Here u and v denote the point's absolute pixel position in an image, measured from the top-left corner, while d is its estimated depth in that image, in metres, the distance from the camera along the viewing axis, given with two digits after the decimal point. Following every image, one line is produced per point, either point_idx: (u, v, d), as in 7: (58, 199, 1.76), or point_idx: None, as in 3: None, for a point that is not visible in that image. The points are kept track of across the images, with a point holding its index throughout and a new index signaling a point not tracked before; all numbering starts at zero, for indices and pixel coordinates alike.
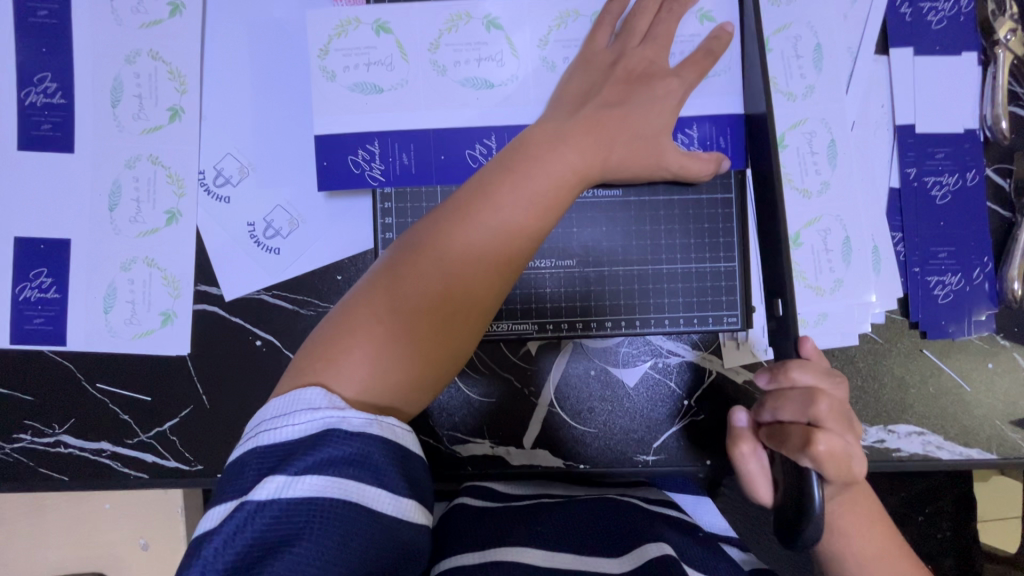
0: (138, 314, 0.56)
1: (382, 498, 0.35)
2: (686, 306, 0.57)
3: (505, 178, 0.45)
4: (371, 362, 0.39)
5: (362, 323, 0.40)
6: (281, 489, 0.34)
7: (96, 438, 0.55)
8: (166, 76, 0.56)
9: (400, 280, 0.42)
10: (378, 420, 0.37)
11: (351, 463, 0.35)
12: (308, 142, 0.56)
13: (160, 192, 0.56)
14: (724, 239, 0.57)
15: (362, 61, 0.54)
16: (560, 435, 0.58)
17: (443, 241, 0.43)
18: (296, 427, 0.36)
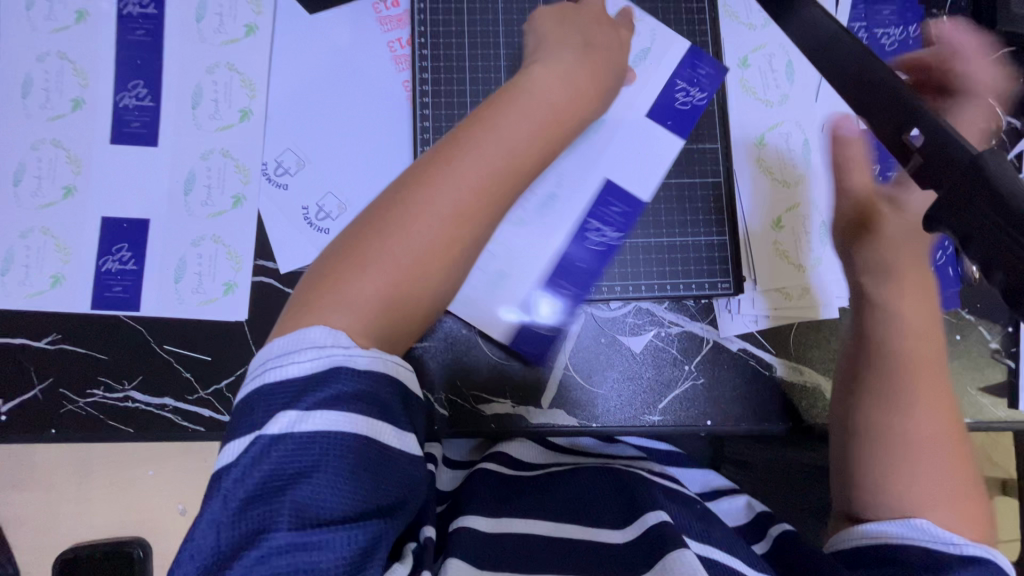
0: (204, 284, 0.63)
1: (386, 431, 0.42)
2: (684, 275, 0.66)
3: (487, 122, 0.51)
4: (363, 305, 0.45)
5: (352, 269, 0.46)
6: (294, 424, 0.40)
7: (160, 394, 0.62)
8: (239, 84, 0.66)
9: (384, 230, 0.47)
10: (380, 358, 0.44)
11: (357, 399, 0.41)
12: (359, 139, 0.67)
13: (229, 180, 0.65)
14: (715, 218, 0.67)
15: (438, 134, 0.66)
16: (574, 396, 0.65)
17: (422, 195, 0.48)
18: (303, 364, 0.42)
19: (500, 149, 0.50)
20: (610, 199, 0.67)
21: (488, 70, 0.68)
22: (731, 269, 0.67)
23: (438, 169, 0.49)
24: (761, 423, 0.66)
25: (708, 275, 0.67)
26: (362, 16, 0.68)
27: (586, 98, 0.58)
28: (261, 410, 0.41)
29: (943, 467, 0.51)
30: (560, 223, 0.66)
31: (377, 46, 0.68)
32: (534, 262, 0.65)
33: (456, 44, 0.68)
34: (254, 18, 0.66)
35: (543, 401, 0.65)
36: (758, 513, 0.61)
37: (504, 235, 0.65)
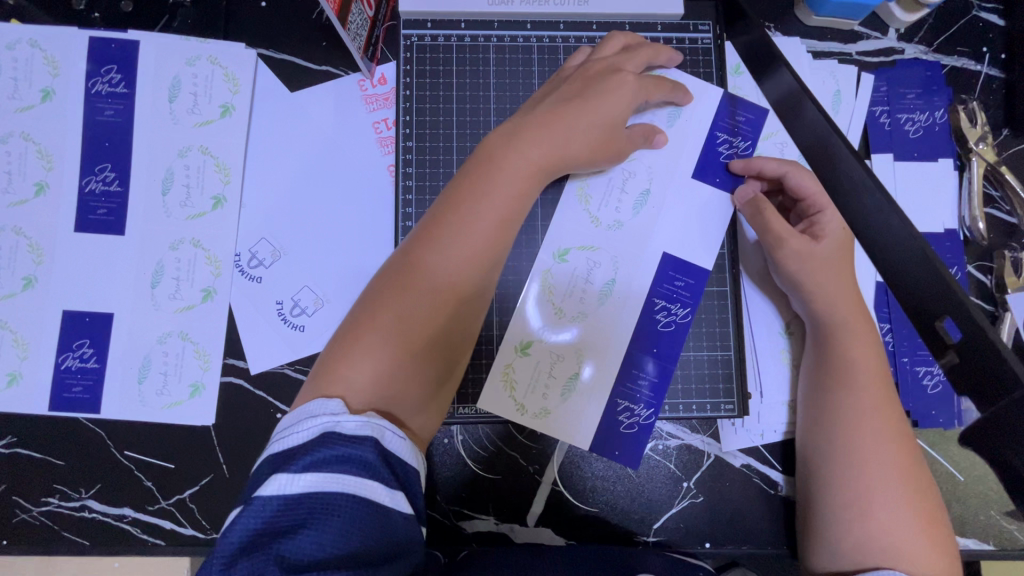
0: (169, 385, 0.59)
1: (381, 492, 0.38)
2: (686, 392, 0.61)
3: (463, 185, 0.51)
4: (376, 368, 0.44)
5: (363, 331, 0.46)
6: (283, 487, 0.37)
7: (119, 503, 0.58)
8: (213, 168, 0.62)
9: (391, 288, 0.47)
10: (371, 423, 0.40)
11: (350, 460, 0.38)
12: (339, 229, 0.62)
13: (199, 272, 0.61)
14: (720, 329, 0.62)
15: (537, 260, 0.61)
16: (563, 513, 0.60)
17: (422, 250, 0.49)
18: (301, 432, 0.40)
19: (495, 194, 0.51)
20: (676, 274, 0.62)
21: None
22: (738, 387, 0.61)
23: (437, 219, 0.50)
24: (765, 546, 0.61)
25: (711, 394, 0.61)
26: (346, 97, 0.63)
27: (580, 143, 0.56)
28: (259, 474, 0.39)
29: (905, 512, 0.50)
30: (625, 314, 0.61)
31: (359, 127, 0.63)
32: (606, 350, 0.60)
33: (444, 131, 0.63)
34: (230, 97, 0.62)
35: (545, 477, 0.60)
36: None
37: (570, 335, 0.60)
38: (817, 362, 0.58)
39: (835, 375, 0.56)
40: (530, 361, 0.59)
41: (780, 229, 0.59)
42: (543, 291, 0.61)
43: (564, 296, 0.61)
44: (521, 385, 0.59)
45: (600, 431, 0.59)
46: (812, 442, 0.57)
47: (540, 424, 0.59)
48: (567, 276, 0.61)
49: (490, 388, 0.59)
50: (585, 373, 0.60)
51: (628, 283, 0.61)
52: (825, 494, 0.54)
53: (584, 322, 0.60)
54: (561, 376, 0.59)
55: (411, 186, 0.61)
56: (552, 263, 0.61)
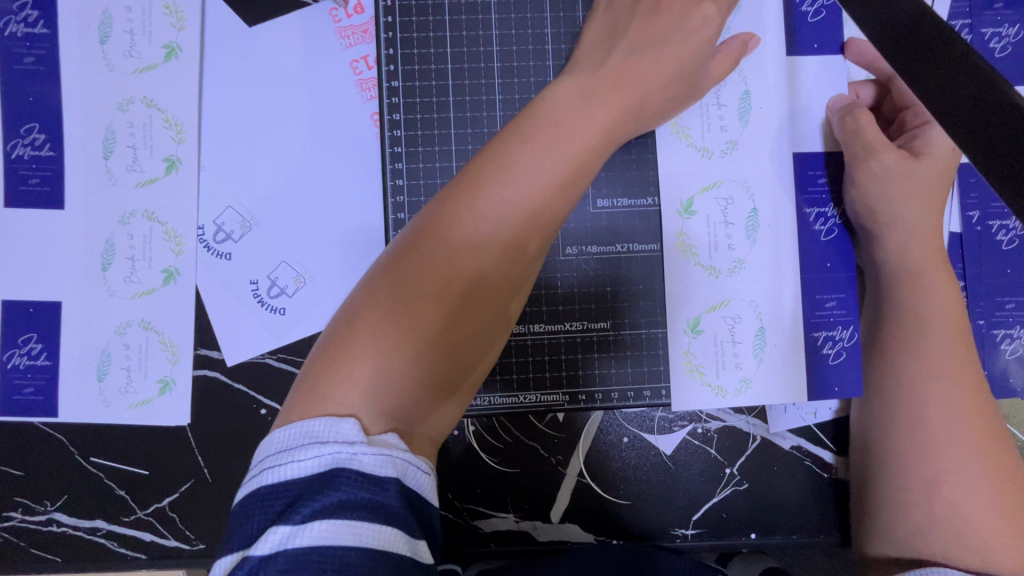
0: (134, 381, 0.52)
1: (399, 541, 0.34)
2: (732, 354, 0.51)
3: (507, 155, 0.42)
4: (384, 371, 0.38)
5: (376, 316, 0.40)
6: (287, 539, 0.33)
7: (90, 515, 0.51)
8: (162, 124, 0.52)
9: (410, 272, 0.40)
10: (390, 457, 0.36)
11: (364, 506, 0.34)
12: (319, 193, 0.52)
13: (156, 249, 0.52)
14: (770, 281, 0.51)
15: (719, 221, 0.51)
16: (591, 510, 0.53)
17: (450, 230, 0.41)
18: (304, 463, 0.35)
19: (540, 168, 0.42)
20: (816, 171, 0.51)
21: (478, 105, 0.52)
22: (852, 316, 0.52)
23: (471, 191, 0.42)
24: (820, 535, 0.53)
25: (822, 326, 0.52)
26: (315, 29, 0.52)
27: (649, 112, 0.47)
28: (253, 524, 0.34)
29: (993, 500, 0.42)
30: (784, 240, 0.51)
31: (334, 67, 0.52)
32: (773, 279, 0.51)
33: (436, 67, 0.52)
34: (175, 36, 0.52)
35: (676, 407, 0.51)
36: None
37: (738, 292, 0.51)
38: (880, 323, 0.49)
39: (905, 332, 0.47)
40: (706, 338, 0.51)
41: (878, 137, 0.48)
42: (683, 254, 0.51)
43: (712, 250, 0.51)
44: (708, 363, 0.51)
45: (809, 381, 0.52)
46: (872, 418, 0.49)
47: (755, 394, 0.52)
48: (703, 230, 0.51)
49: (677, 375, 0.51)
50: (772, 322, 0.51)
51: (772, 210, 0.51)
52: (893, 476, 0.46)
53: (766, 267, 0.51)
54: (747, 336, 0.51)
55: (399, 136, 0.51)
56: (681, 222, 0.51)
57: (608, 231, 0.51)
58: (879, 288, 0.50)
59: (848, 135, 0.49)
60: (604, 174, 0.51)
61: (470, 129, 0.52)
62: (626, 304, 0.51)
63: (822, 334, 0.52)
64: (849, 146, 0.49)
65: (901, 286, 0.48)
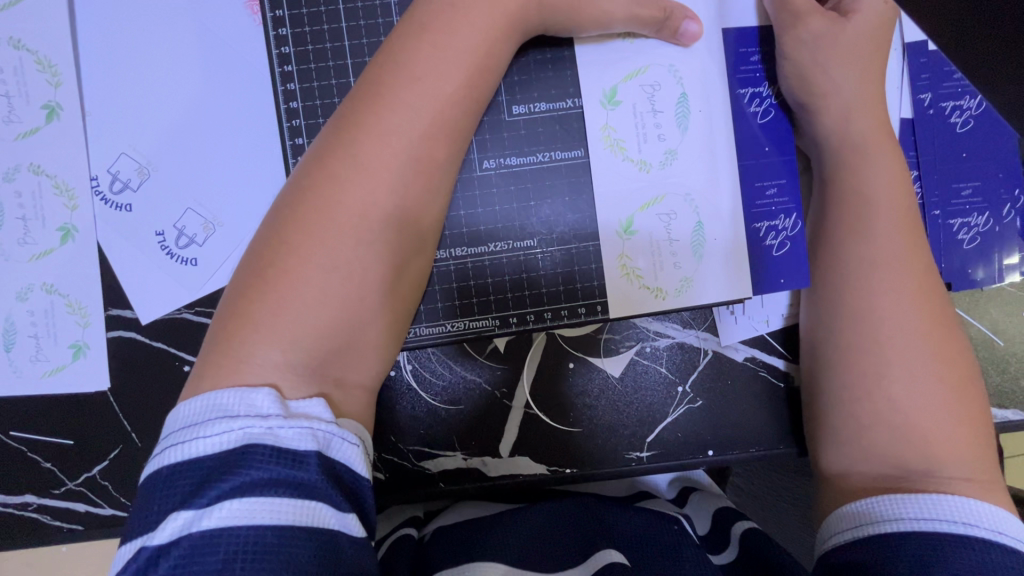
0: (44, 349, 0.49)
1: (327, 517, 0.30)
2: (671, 255, 0.48)
3: (403, 56, 0.39)
4: (302, 298, 0.35)
5: (287, 246, 0.36)
6: (190, 524, 0.29)
7: (18, 491, 0.49)
8: (34, 67, 0.47)
9: (319, 193, 0.37)
10: (312, 429, 0.32)
11: (283, 484, 0.30)
12: (216, 129, 0.48)
13: (49, 206, 0.48)
14: (707, 173, 0.48)
15: (647, 115, 0.47)
16: (540, 440, 0.51)
17: (356, 142, 0.38)
18: (210, 440, 0.31)
19: (445, 64, 0.39)
20: (748, 48, 0.48)
21: (374, 12, 0.47)
22: (794, 203, 0.48)
23: (372, 98, 0.38)
24: (780, 448, 0.51)
25: (763, 217, 0.48)
26: None
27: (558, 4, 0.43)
28: (153, 508, 0.30)
29: (937, 393, 0.41)
30: (717, 126, 0.48)
31: None
32: (712, 174, 0.48)
33: None
34: None
35: (613, 314, 0.49)
36: (739, 541, 0.47)
37: (671, 186, 0.48)
38: (825, 217, 0.47)
39: (846, 219, 0.45)
40: (641, 239, 0.48)
41: (806, 5, 0.46)
42: (612, 153, 0.48)
43: (640, 142, 0.48)
44: (648, 266, 0.48)
45: (753, 275, 0.48)
46: (816, 315, 0.46)
47: (698, 294, 0.49)
48: (629, 120, 0.47)
49: (615, 282, 0.49)
50: (709, 216, 0.48)
51: (703, 93, 0.47)
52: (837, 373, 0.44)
53: (701, 156, 0.48)
54: (683, 233, 0.48)
55: (289, 53, 0.47)
56: (605, 114, 0.47)
57: (527, 139, 0.48)
58: (824, 176, 0.47)
59: (777, 7, 0.46)
60: (520, 79, 0.47)
61: (369, 41, 0.47)
62: (554, 219, 0.48)
63: (763, 225, 0.48)
64: (777, 17, 0.46)
65: (843, 173, 0.45)
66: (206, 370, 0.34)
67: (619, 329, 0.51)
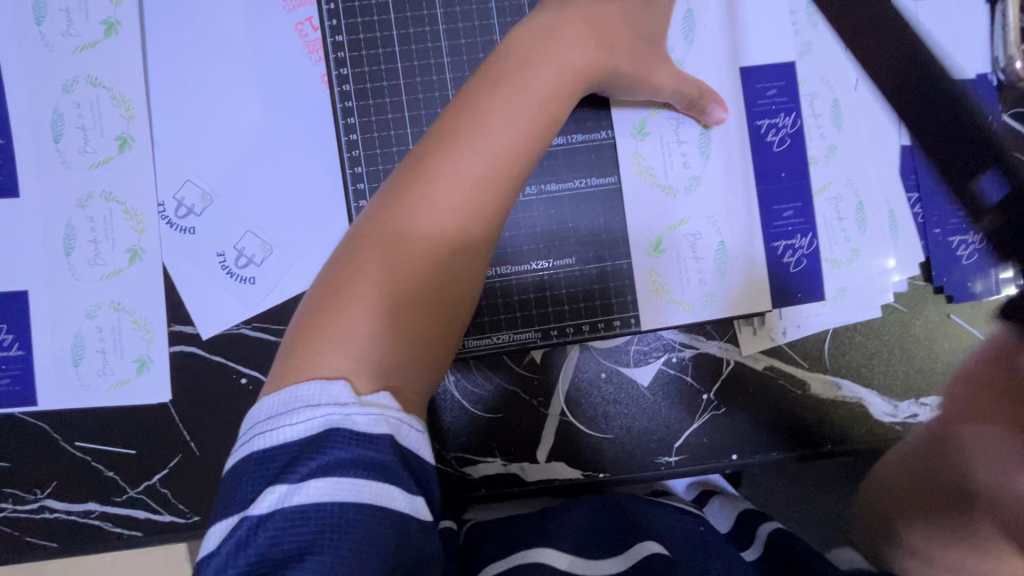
0: (110, 363, 0.52)
1: (399, 498, 0.34)
2: (699, 271, 0.53)
3: (485, 96, 0.43)
4: (377, 317, 0.39)
5: (364, 268, 0.40)
6: (282, 499, 0.33)
7: (81, 499, 0.52)
8: (109, 102, 0.51)
9: (401, 214, 0.41)
10: (383, 416, 0.35)
11: (361, 466, 0.34)
12: (275, 159, 0.52)
13: (118, 229, 0.51)
14: (728, 197, 0.52)
15: (676, 145, 0.52)
16: (576, 445, 0.54)
17: (438, 171, 0.41)
18: (296, 427, 0.35)
19: (521, 104, 0.43)
20: (762, 86, 0.53)
21: (424, 54, 0.52)
22: (807, 223, 0.54)
23: (455, 131, 0.42)
24: (802, 451, 0.55)
25: (782, 236, 0.53)
26: None
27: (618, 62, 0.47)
28: (245, 487, 0.34)
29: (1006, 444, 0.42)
30: (737, 154, 0.53)
31: (278, 28, 0.52)
32: (733, 196, 0.53)
33: (380, 20, 0.52)
34: (113, 11, 0.51)
35: (645, 325, 0.53)
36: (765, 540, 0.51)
37: (697, 209, 0.52)
38: None
39: None
40: (670, 256, 0.52)
41: None
42: (642, 179, 0.52)
43: (667, 170, 0.52)
44: (676, 280, 0.53)
45: (773, 288, 0.53)
46: None
47: (722, 307, 0.53)
48: (656, 150, 0.52)
49: (648, 297, 0.53)
50: (732, 235, 0.53)
51: (724, 126, 0.52)
52: None
53: (722, 181, 0.52)
54: (708, 251, 0.52)
55: (348, 91, 0.52)
56: (635, 144, 0.52)
57: (564, 168, 0.52)
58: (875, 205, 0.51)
59: None
60: None
61: (419, 80, 0.52)
62: (589, 239, 0.52)
63: (781, 244, 0.54)
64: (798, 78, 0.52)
65: None
66: (293, 372, 0.37)
67: (648, 341, 0.54)
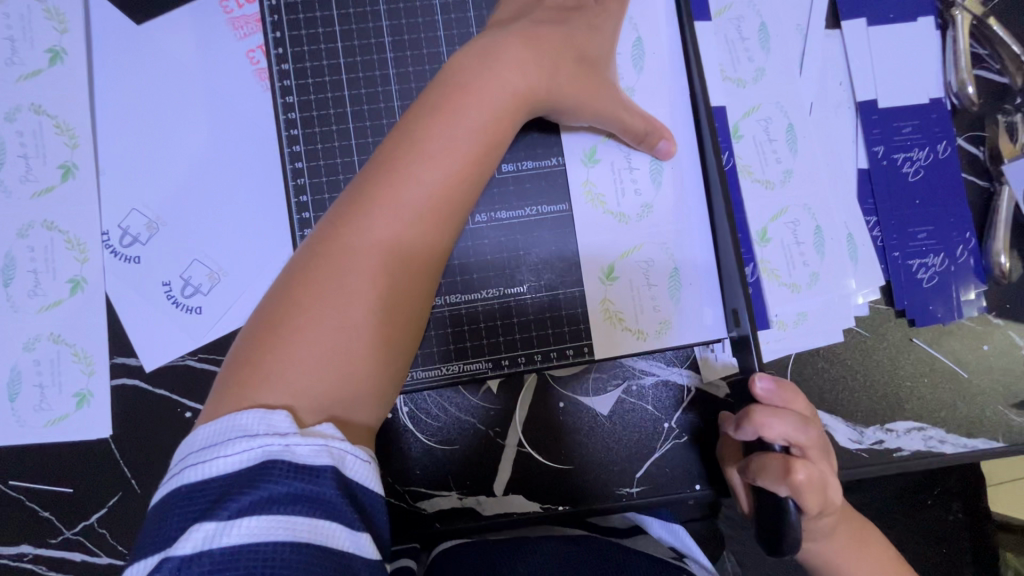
0: (48, 398, 0.50)
1: (341, 535, 0.32)
2: (652, 299, 0.51)
3: (427, 124, 0.42)
4: (314, 351, 0.38)
5: (300, 302, 0.38)
6: (211, 536, 0.30)
7: (15, 542, 0.49)
8: (52, 130, 0.50)
9: (340, 246, 0.40)
10: (328, 447, 0.34)
11: (300, 500, 0.32)
12: (224, 186, 0.51)
13: (60, 259, 0.50)
14: (681, 223, 0.52)
15: (625, 173, 0.52)
16: (535, 477, 0.53)
17: (379, 199, 0.40)
18: (232, 458, 0.33)
19: (462, 133, 0.43)
20: None
21: (373, 81, 0.51)
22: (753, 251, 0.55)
23: (395, 160, 0.41)
24: None
25: None
26: (204, 22, 0.52)
27: (560, 88, 0.47)
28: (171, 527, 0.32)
29: None
30: (689, 180, 0.52)
31: (227, 55, 0.52)
32: (687, 222, 0.52)
33: (327, 47, 0.50)
34: (58, 39, 0.51)
35: (599, 355, 0.51)
36: None
37: (648, 236, 0.52)
38: None
39: None
40: (622, 284, 0.51)
41: None
42: (593, 206, 0.51)
43: (618, 198, 0.52)
44: (629, 308, 0.51)
45: None
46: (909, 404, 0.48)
47: (678, 335, 0.52)
48: (607, 177, 0.52)
49: (600, 326, 0.51)
50: (685, 262, 0.51)
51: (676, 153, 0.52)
52: None
53: (675, 207, 0.52)
54: (661, 278, 0.51)
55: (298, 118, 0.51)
56: (586, 171, 0.52)
57: (516, 195, 0.51)
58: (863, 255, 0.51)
59: None
60: None
61: (367, 107, 0.51)
62: (541, 266, 0.51)
63: None
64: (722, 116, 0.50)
65: None
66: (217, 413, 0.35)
67: (605, 369, 0.53)
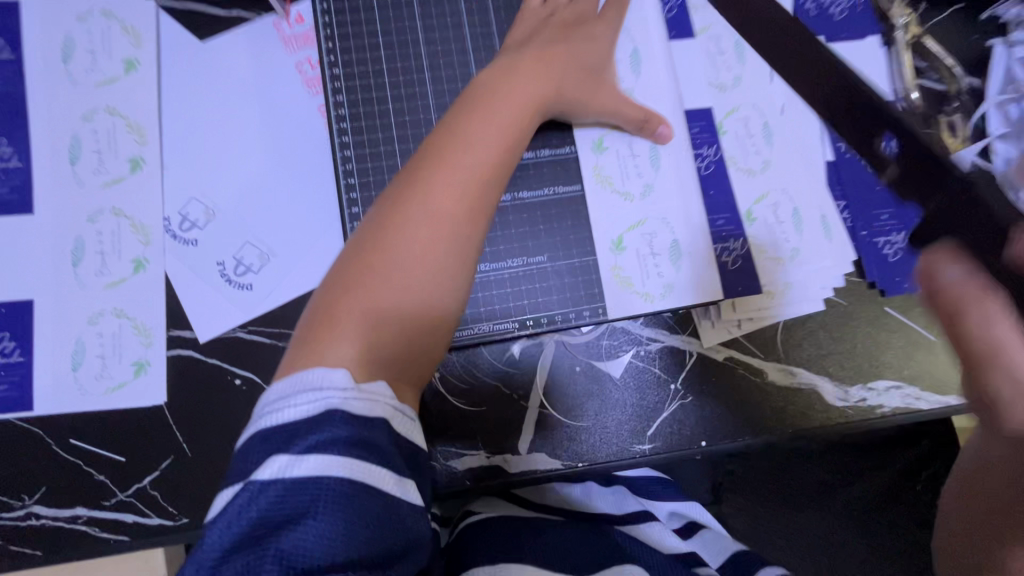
0: (108, 367, 0.54)
1: (390, 480, 0.37)
2: (654, 266, 0.59)
3: (463, 120, 0.50)
4: (382, 305, 0.43)
5: (367, 265, 0.44)
6: (283, 470, 0.35)
7: (69, 505, 0.52)
8: (124, 129, 0.57)
9: (396, 217, 0.46)
10: (377, 402, 0.39)
11: (357, 445, 0.36)
12: (275, 177, 0.58)
13: (125, 241, 0.56)
14: (677, 202, 0.60)
15: (629, 160, 0.61)
16: (555, 435, 0.57)
17: (428, 179, 0.47)
18: (299, 408, 0.38)
19: (494, 125, 0.51)
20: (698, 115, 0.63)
21: (410, 84, 0.59)
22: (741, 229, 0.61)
23: (440, 148, 0.49)
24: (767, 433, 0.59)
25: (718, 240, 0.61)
26: (259, 38, 0.60)
27: (568, 91, 0.57)
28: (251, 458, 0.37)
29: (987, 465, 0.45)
30: (682, 164, 0.61)
31: (280, 66, 0.59)
32: (682, 200, 0.60)
33: (371, 57, 0.59)
34: (133, 52, 0.58)
35: (612, 314, 0.59)
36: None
37: (650, 211, 0.60)
38: None
39: None
40: (630, 253, 0.60)
41: None
42: (602, 187, 0.60)
43: (624, 179, 0.60)
44: (636, 274, 0.59)
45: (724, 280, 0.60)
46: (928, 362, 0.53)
47: (680, 295, 0.59)
48: (614, 163, 0.60)
49: (612, 288, 0.59)
50: (685, 233, 0.60)
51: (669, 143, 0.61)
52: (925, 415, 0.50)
53: (672, 187, 0.60)
54: (663, 247, 0.59)
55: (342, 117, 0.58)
56: (595, 157, 0.60)
57: (536, 179, 0.60)
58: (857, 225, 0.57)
59: None
60: None
61: (405, 105, 0.58)
62: (558, 240, 0.60)
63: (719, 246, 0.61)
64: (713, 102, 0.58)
65: None
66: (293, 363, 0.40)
67: (617, 335, 0.59)
